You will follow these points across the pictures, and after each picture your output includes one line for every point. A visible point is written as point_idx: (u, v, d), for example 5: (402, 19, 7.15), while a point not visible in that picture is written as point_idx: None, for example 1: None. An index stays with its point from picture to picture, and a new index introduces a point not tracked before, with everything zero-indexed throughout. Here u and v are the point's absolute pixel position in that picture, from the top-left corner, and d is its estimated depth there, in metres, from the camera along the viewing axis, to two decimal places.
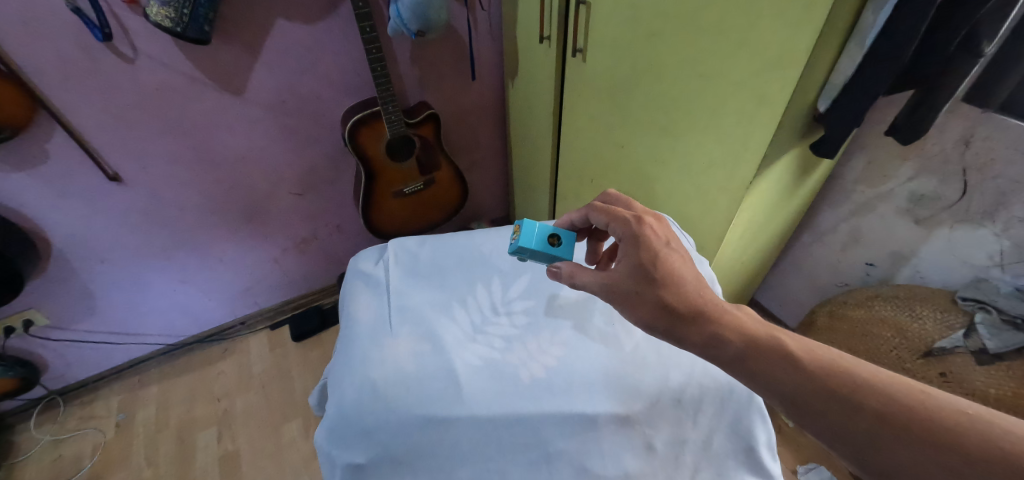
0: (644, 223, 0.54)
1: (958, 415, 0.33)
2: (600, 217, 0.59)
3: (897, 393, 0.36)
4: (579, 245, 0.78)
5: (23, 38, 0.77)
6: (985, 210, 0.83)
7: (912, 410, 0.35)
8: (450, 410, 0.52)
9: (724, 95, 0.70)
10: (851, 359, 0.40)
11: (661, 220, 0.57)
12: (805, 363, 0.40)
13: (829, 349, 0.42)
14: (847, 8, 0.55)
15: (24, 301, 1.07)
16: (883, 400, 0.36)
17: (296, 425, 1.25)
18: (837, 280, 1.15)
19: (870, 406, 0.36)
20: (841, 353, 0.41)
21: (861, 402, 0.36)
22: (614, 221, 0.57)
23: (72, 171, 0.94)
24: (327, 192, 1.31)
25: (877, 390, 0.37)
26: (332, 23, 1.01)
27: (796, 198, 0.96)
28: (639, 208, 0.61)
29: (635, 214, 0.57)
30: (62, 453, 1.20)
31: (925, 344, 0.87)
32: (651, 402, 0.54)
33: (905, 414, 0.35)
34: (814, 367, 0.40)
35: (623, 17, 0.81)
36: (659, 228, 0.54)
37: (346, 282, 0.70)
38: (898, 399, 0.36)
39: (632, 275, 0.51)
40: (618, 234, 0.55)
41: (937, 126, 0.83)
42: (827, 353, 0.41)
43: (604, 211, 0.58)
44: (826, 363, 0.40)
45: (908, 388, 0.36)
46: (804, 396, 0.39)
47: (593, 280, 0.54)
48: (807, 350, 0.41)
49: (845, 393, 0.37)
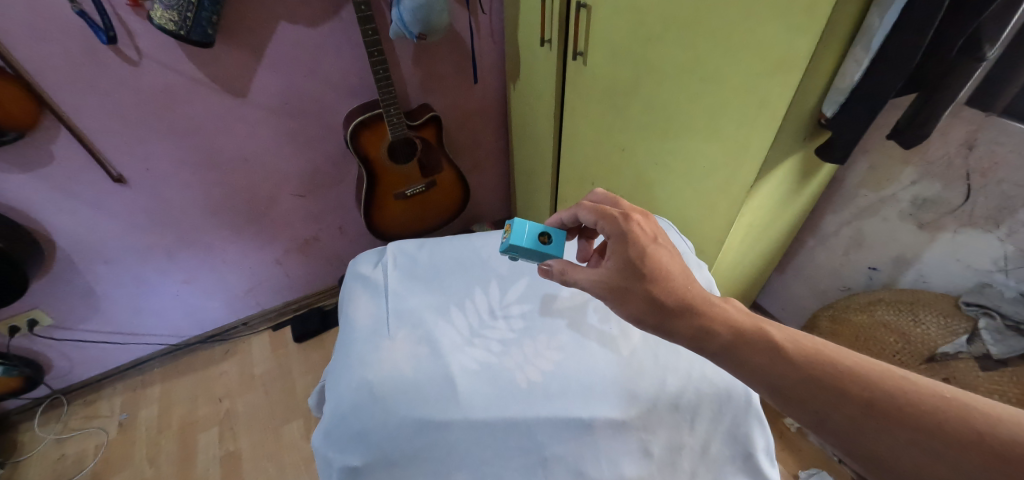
0: (632, 220, 0.55)
1: (936, 397, 0.36)
2: (589, 215, 0.59)
3: (878, 379, 0.38)
4: (573, 245, 0.78)
5: (29, 41, 0.78)
6: (989, 215, 0.82)
7: (892, 394, 0.37)
8: (447, 414, 0.52)
9: (724, 98, 0.70)
10: (834, 348, 0.42)
11: (648, 217, 0.57)
12: (791, 353, 0.42)
13: (812, 339, 0.43)
14: (851, 12, 0.55)
15: (29, 301, 1.08)
16: (866, 386, 0.38)
17: (296, 426, 1.25)
18: (838, 284, 1.14)
19: (854, 392, 0.38)
20: (825, 341, 0.42)
21: (845, 389, 0.38)
22: (603, 219, 0.57)
23: (77, 172, 0.95)
24: (328, 194, 1.32)
25: (859, 377, 0.38)
26: (335, 26, 1.02)
27: (798, 201, 0.95)
28: (626, 205, 0.62)
29: (624, 211, 0.58)
30: (65, 452, 1.21)
31: (927, 349, 0.88)
32: (649, 408, 0.54)
33: (888, 399, 0.37)
34: (800, 358, 0.41)
35: (624, 20, 0.82)
36: (647, 225, 0.55)
37: (345, 285, 0.71)
38: (880, 384, 0.37)
39: (623, 271, 0.52)
40: (606, 231, 0.56)
41: (940, 131, 0.82)
42: (812, 342, 0.43)
43: (593, 210, 0.59)
44: (812, 353, 0.41)
45: (888, 375, 0.38)
46: (790, 386, 0.40)
47: (585, 278, 0.54)
48: (792, 340, 0.43)
49: (829, 381, 0.39)
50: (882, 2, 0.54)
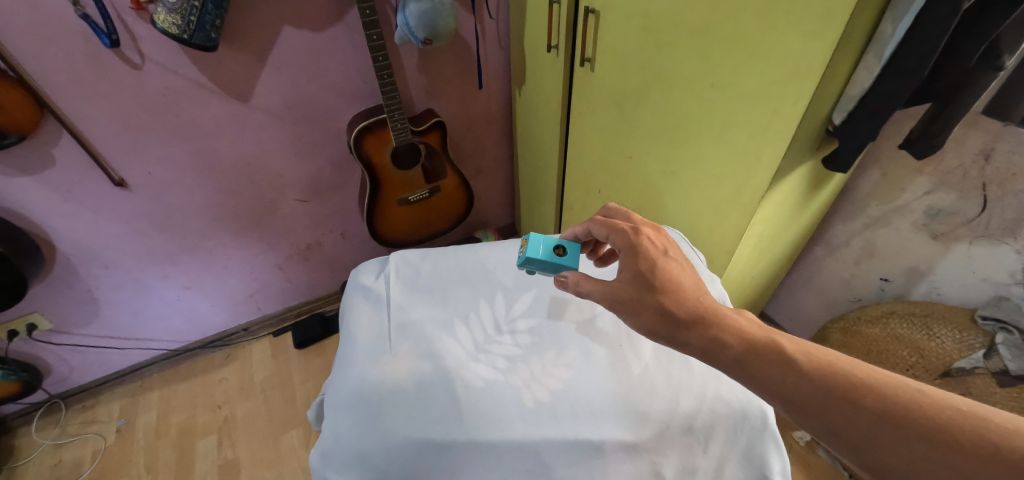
0: (642, 234, 0.53)
1: (951, 411, 0.34)
2: (601, 230, 0.57)
3: (891, 391, 0.36)
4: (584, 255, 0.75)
5: (31, 45, 0.77)
6: (1005, 226, 0.80)
7: (906, 408, 0.35)
8: (449, 434, 0.51)
9: (738, 106, 0.68)
10: (848, 360, 0.39)
11: (659, 231, 0.56)
12: (803, 364, 0.40)
13: (827, 351, 0.41)
14: (866, 18, 0.53)
15: (28, 305, 1.07)
16: (879, 399, 0.36)
17: (297, 434, 1.23)
18: (849, 295, 1.12)
19: (867, 404, 0.36)
20: (838, 352, 0.40)
21: (858, 400, 0.36)
22: (614, 234, 0.55)
23: (77, 175, 0.94)
24: (331, 199, 1.30)
25: (874, 389, 0.36)
26: (339, 31, 1.01)
27: (810, 211, 0.93)
28: (639, 219, 0.60)
29: (635, 225, 0.56)
30: (62, 458, 1.19)
31: (942, 364, 0.87)
32: (662, 430, 0.52)
33: (903, 410, 0.35)
34: (813, 369, 0.39)
35: (634, 25, 0.80)
36: (657, 238, 0.53)
37: (346, 297, 0.69)
38: (893, 397, 0.35)
39: (634, 284, 0.50)
40: (617, 246, 0.54)
41: (955, 139, 0.80)
42: (825, 354, 0.40)
43: (604, 224, 0.57)
44: (825, 365, 0.39)
45: (902, 387, 0.36)
46: (804, 397, 0.38)
47: (597, 290, 0.52)
48: (804, 351, 0.41)
49: (842, 392, 0.37)
50: (897, 10, 0.53)
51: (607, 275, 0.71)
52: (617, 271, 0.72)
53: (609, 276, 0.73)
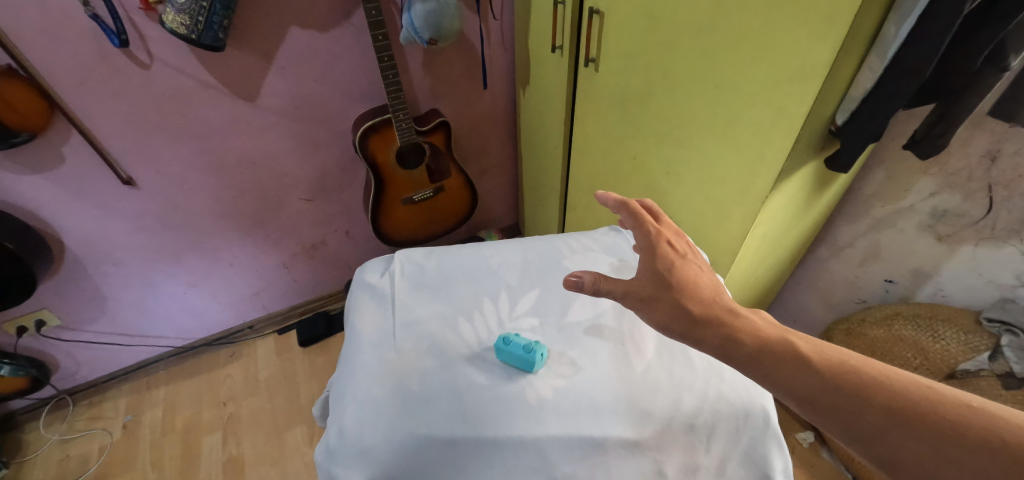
0: (662, 235, 0.53)
1: (961, 407, 0.34)
2: (628, 221, 0.55)
3: (902, 389, 0.36)
4: (600, 253, 0.74)
5: (42, 44, 0.79)
6: (1011, 228, 0.80)
7: (918, 405, 0.35)
8: (453, 430, 0.51)
9: (742, 106, 0.68)
10: (860, 358, 0.39)
11: (679, 234, 0.55)
12: (817, 363, 0.39)
13: (837, 349, 0.41)
14: (871, 18, 0.53)
15: (38, 302, 1.08)
16: (890, 396, 0.36)
17: (301, 431, 1.24)
18: (854, 297, 1.11)
19: (878, 400, 0.36)
20: (851, 351, 0.40)
21: (870, 398, 0.36)
22: (637, 228, 0.54)
23: (87, 174, 0.96)
24: (336, 198, 1.31)
25: (886, 386, 0.36)
26: (346, 31, 1.01)
27: (813, 212, 0.93)
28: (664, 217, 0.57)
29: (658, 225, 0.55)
30: (69, 453, 1.20)
31: (948, 366, 0.89)
32: (664, 428, 0.52)
33: (913, 407, 0.35)
34: (825, 367, 0.39)
35: (638, 26, 0.80)
36: (677, 242, 0.53)
37: (351, 294, 0.70)
38: (904, 394, 0.35)
39: (652, 282, 0.49)
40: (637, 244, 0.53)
41: (960, 141, 0.80)
42: (838, 353, 0.40)
43: (632, 215, 0.54)
44: (838, 363, 0.39)
45: (912, 385, 0.36)
46: (815, 394, 0.38)
47: (617, 287, 0.50)
48: (817, 350, 0.41)
49: (854, 389, 0.37)
50: (900, 11, 0.53)
51: (624, 276, 0.70)
52: (634, 269, 0.71)
53: (626, 275, 0.71)
